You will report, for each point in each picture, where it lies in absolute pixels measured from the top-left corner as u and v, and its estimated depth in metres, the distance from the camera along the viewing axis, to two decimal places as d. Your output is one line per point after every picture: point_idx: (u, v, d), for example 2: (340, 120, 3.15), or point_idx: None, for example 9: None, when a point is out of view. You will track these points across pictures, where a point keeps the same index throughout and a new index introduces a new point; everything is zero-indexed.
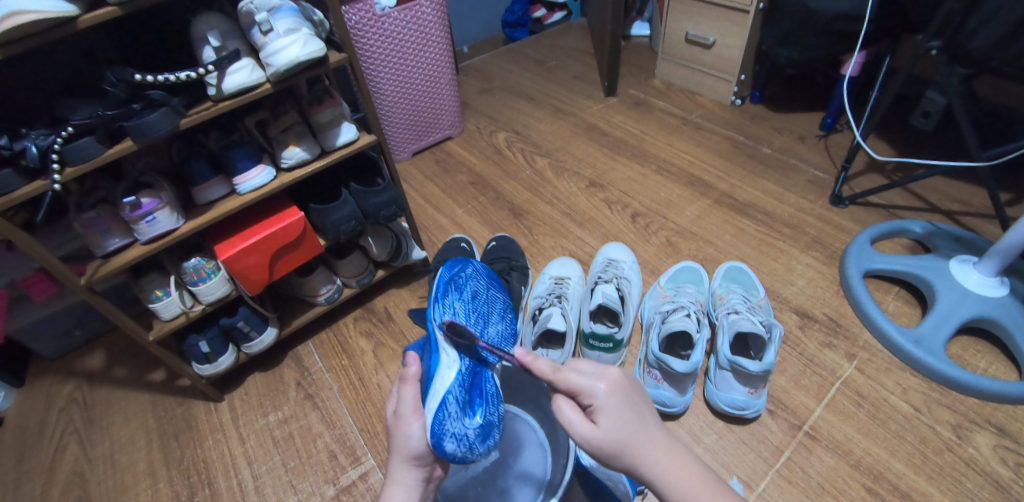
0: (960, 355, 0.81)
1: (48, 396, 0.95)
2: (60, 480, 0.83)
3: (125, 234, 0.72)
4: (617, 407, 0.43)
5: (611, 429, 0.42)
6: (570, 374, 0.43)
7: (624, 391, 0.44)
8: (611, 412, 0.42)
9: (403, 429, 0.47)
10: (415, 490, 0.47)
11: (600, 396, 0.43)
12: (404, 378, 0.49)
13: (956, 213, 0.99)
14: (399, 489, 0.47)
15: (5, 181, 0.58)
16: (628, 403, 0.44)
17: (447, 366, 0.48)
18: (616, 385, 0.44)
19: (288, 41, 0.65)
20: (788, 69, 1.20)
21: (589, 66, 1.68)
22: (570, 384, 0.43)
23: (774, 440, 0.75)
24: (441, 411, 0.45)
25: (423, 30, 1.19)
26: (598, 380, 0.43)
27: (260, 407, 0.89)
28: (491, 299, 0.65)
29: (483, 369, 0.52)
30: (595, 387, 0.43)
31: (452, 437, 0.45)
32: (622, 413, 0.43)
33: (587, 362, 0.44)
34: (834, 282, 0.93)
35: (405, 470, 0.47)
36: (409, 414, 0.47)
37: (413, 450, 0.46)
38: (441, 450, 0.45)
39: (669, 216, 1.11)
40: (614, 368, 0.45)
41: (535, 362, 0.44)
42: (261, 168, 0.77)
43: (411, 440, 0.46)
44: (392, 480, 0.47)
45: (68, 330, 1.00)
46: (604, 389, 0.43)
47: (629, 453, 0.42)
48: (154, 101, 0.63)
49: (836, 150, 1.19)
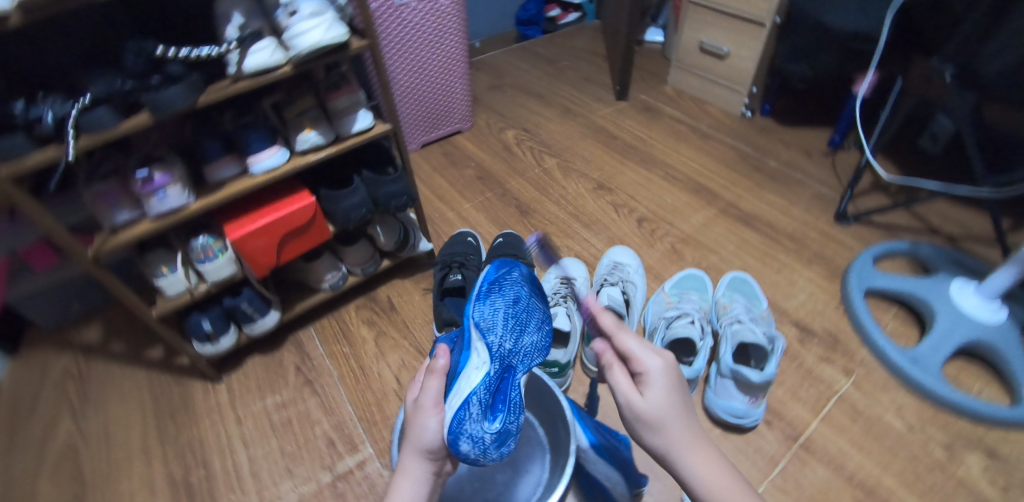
0: (954, 376, 0.82)
1: (42, 368, 0.95)
2: (52, 453, 0.82)
3: (134, 208, 0.71)
4: (666, 386, 0.44)
5: (654, 402, 0.43)
6: (630, 339, 0.45)
7: (675, 376, 0.45)
8: (659, 387, 0.43)
9: (421, 423, 0.47)
10: (424, 485, 0.47)
11: (652, 369, 0.44)
12: (432, 371, 0.50)
13: (957, 236, 1.01)
14: (407, 482, 0.46)
15: (17, 147, 0.57)
16: (678, 388, 0.44)
17: (477, 367, 0.48)
18: (670, 367, 0.45)
19: (312, 25, 0.65)
20: (799, 84, 1.21)
21: (601, 68, 1.68)
22: (627, 347, 0.45)
23: (770, 450, 0.76)
24: (462, 411, 0.45)
25: (440, 22, 1.18)
26: (653, 354, 0.45)
27: (258, 390, 0.88)
28: (532, 308, 0.58)
29: (511, 375, 0.51)
30: (650, 358, 0.44)
31: (468, 438, 0.45)
32: (668, 394, 0.43)
33: (648, 337, 0.46)
34: (834, 298, 0.95)
35: (416, 463, 0.47)
36: (430, 408, 0.47)
37: (428, 445, 0.47)
38: (455, 449, 0.45)
39: (675, 223, 1.12)
40: (670, 354, 0.46)
41: (601, 315, 0.47)
42: (275, 150, 0.76)
43: (427, 434, 0.47)
44: (403, 472, 0.47)
45: (65, 303, 0.99)
46: (659, 363, 0.44)
47: (665, 432, 0.42)
48: (173, 75, 0.62)
49: (842, 168, 1.21)
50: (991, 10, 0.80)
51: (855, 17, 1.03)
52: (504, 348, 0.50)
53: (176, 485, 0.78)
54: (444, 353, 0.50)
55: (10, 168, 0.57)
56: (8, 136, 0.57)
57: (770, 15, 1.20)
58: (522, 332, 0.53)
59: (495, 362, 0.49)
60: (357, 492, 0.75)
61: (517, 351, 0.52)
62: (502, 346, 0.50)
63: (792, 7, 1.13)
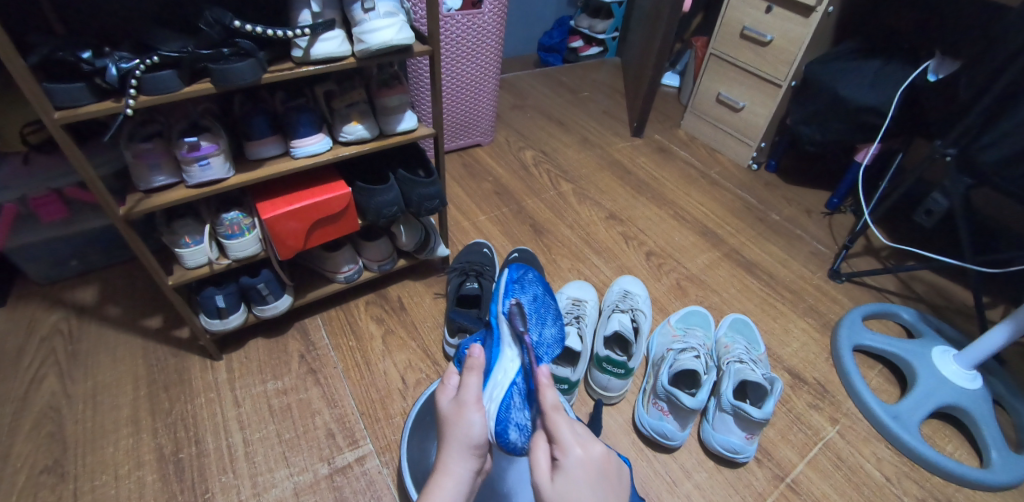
0: (930, 435, 0.88)
1: (30, 323, 0.91)
2: (33, 412, 0.79)
3: (172, 174, 0.70)
4: (581, 477, 0.43)
5: (560, 490, 0.42)
6: (557, 420, 0.45)
7: (598, 471, 0.43)
8: (569, 476, 0.42)
9: (467, 418, 0.47)
10: (464, 484, 0.46)
11: (570, 457, 0.43)
12: (471, 367, 0.50)
13: (937, 307, 1.09)
14: (450, 480, 0.45)
15: (77, 95, 0.56)
16: (595, 486, 0.42)
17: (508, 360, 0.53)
18: (594, 460, 0.44)
19: (386, 23, 0.67)
20: (807, 146, 1.29)
21: (619, 104, 1.76)
22: (554, 428, 0.45)
23: (758, 487, 0.80)
24: (508, 399, 0.50)
25: (481, 38, 1.23)
26: (577, 443, 0.44)
27: (259, 373, 0.87)
28: (547, 303, 0.65)
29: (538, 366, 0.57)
30: (572, 446, 0.44)
31: (516, 427, 0.49)
32: (581, 486, 0.42)
33: (580, 425, 0.46)
34: (825, 350, 1.00)
35: (461, 460, 0.46)
36: (474, 405, 0.48)
37: (475, 439, 0.47)
38: (505, 438, 0.49)
39: (681, 261, 1.17)
40: (602, 446, 0.45)
41: (546, 390, 0.48)
42: (320, 137, 0.77)
43: (473, 429, 0.47)
44: (445, 470, 0.46)
45: (64, 258, 0.97)
46: (578, 454, 0.44)
47: None
48: (243, 50, 0.63)
49: (837, 229, 1.29)
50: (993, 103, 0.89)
51: (866, 91, 1.12)
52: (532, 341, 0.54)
53: (164, 460, 0.75)
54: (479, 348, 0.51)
55: (67, 114, 0.57)
56: (68, 82, 0.56)
57: (787, 78, 1.29)
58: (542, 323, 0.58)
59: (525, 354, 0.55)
60: (354, 487, 0.74)
61: (542, 343, 0.56)
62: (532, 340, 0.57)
63: (808, 74, 1.22)
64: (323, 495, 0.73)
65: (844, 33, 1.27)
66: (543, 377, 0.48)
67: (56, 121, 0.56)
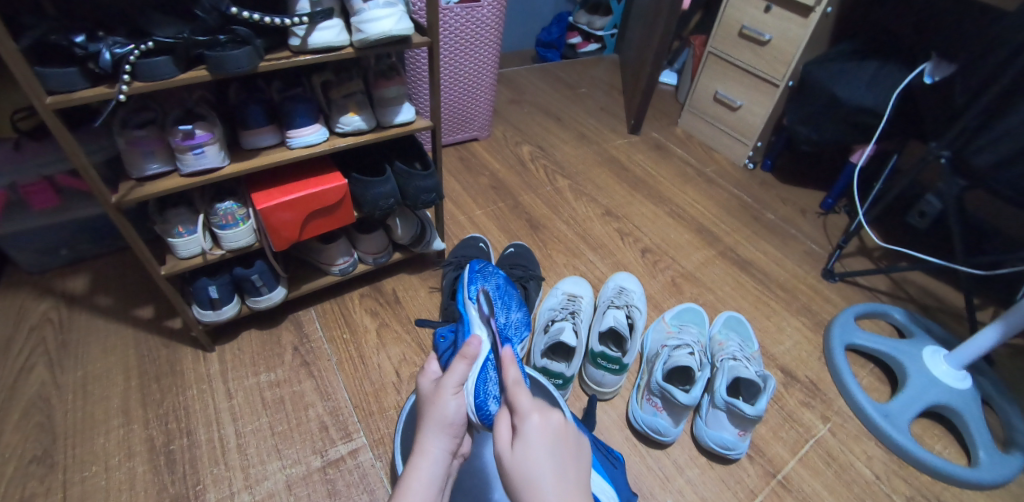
0: (919, 434, 0.89)
1: (20, 312, 0.90)
2: (22, 402, 0.78)
3: (166, 162, 0.69)
4: (539, 444, 0.43)
5: (521, 458, 0.42)
6: (515, 390, 0.46)
7: (556, 437, 0.44)
8: (527, 443, 0.43)
9: (443, 401, 0.49)
10: (441, 464, 0.48)
11: (528, 425, 0.44)
12: (460, 355, 0.51)
13: (929, 307, 1.10)
14: (426, 461, 0.47)
15: (70, 79, 0.55)
16: (553, 452, 0.43)
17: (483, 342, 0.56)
18: (552, 427, 0.45)
19: (385, 14, 0.67)
20: (804, 146, 1.30)
21: (616, 101, 1.76)
22: (513, 398, 0.46)
23: (750, 483, 0.80)
24: (483, 376, 0.51)
25: (480, 31, 1.22)
26: (534, 410, 0.45)
27: (252, 364, 0.86)
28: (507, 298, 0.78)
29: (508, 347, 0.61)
30: (529, 414, 0.45)
31: (496, 401, 0.50)
32: (539, 452, 0.43)
33: (538, 394, 0.47)
34: (817, 349, 1.01)
35: (437, 441, 0.48)
36: (453, 389, 0.49)
37: (448, 421, 0.49)
38: (485, 414, 0.50)
39: (677, 258, 1.17)
40: (560, 413, 0.46)
41: (509, 368, 0.49)
42: (317, 128, 0.76)
43: (448, 410, 0.49)
44: (421, 452, 0.48)
45: (54, 247, 0.95)
46: (536, 421, 0.44)
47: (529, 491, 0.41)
48: (239, 37, 0.62)
49: (832, 229, 1.29)
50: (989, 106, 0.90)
51: (863, 93, 1.12)
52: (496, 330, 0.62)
53: (155, 451, 0.74)
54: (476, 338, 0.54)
55: (59, 98, 0.56)
56: (62, 66, 0.56)
57: (785, 78, 1.29)
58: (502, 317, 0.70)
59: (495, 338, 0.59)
60: (347, 480, 0.74)
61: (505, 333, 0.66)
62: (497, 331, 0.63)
63: (806, 74, 1.22)
64: (316, 488, 0.73)
65: (841, 34, 1.27)
66: (507, 357, 0.50)
67: (49, 106, 0.55)
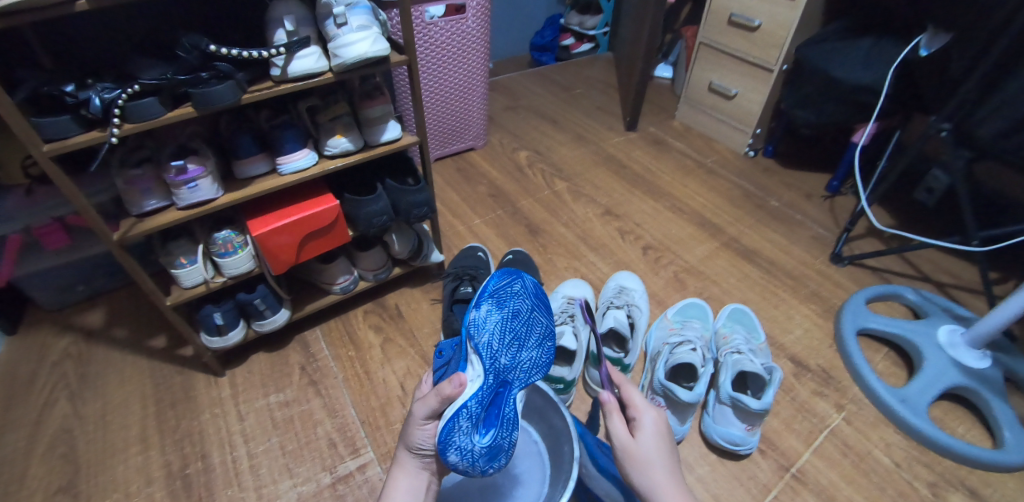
0: (940, 418, 0.86)
1: (42, 349, 0.94)
2: (46, 435, 0.81)
3: (163, 197, 0.72)
4: (656, 433, 0.53)
5: (644, 444, 0.52)
6: (631, 390, 0.55)
7: (665, 428, 0.54)
8: (648, 432, 0.52)
9: (413, 430, 0.52)
10: (417, 477, 0.54)
11: (645, 419, 0.53)
12: (438, 391, 0.51)
13: (946, 285, 1.07)
14: (402, 473, 0.54)
15: (64, 127, 0.58)
16: (665, 440, 0.53)
17: (470, 378, 0.51)
18: (661, 418, 0.54)
19: (360, 36, 0.68)
20: (803, 129, 1.27)
21: (613, 99, 1.75)
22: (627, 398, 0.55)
23: (763, 478, 0.78)
24: (452, 422, 0.48)
25: (467, 43, 1.24)
26: (649, 407, 0.54)
27: (262, 386, 0.89)
28: (535, 322, 0.59)
29: (508, 391, 0.53)
30: (645, 408, 0.54)
31: (456, 450, 0.48)
32: (657, 442, 0.52)
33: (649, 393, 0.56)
34: (828, 335, 0.99)
35: (410, 457, 0.54)
36: (420, 421, 0.51)
37: (414, 445, 0.53)
38: (445, 458, 0.49)
39: (680, 253, 1.16)
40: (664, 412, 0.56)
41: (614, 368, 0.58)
42: (305, 152, 0.78)
43: (416, 436, 0.52)
44: (399, 466, 0.54)
45: (72, 284, 1.00)
46: (652, 416, 0.54)
47: (650, 470, 0.50)
48: (221, 73, 0.64)
49: (839, 212, 1.26)
50: (986, 74, 0.87)
51: (859, 70, 1.10)
52: (498, 363, 0.52)
53: (172, 476, 0.77)
54: (457, 379, 0.50)
55: (55, 146, 0.58)
56: (55, 115, 0.58)
57: (777, 61, 1.27)
58: (522, 346, 0.55)
59: (487, 376, 0.51)
60: (357, 495, 0.75)
61: (513, 368, 0.54)
62: (496, 361, 0.52)
63: (800, 57, 1.20)
64: None
65: (833, 13, 1.25)
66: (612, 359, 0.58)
67: (45, 153, 0.58)
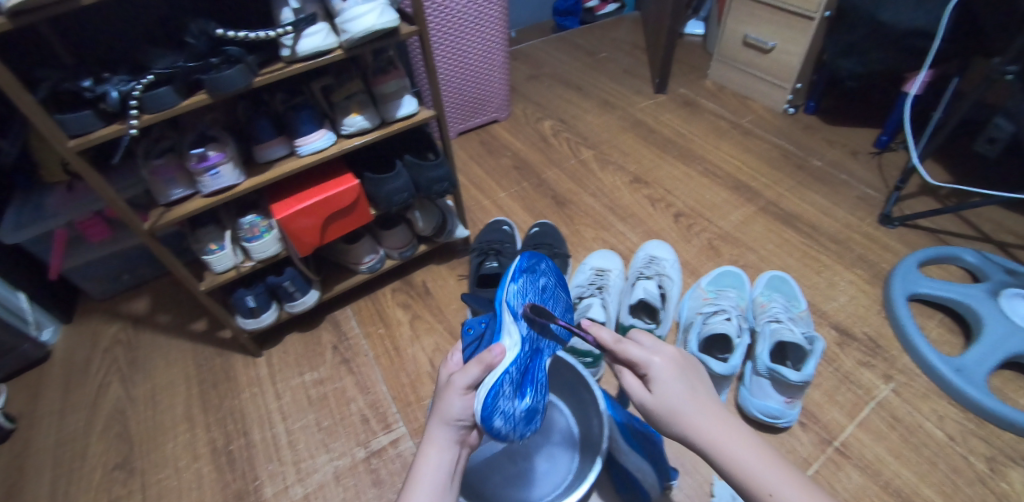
0: (1000, 388, 0.81)
1: (94, 335, 1.00)
2: (103, 415, 0.87)
3: (188, 186, 0.73)
4: (673, 378, 0.46)
5: (665, 398, 0.45)
6: (626, 346, 0.47)
7: (679, 368, 0.47)
8: (665, 383, 0.45)
9: (449, 400, 0.47)
10: (449, 451, 0.48)
11: (654, 368, 0.46)
12: (477, 358, 0.47)
13: (1009, 245, 0.98)
14: (433, 449, 0.48)
15: (86, 122, 0.59)
16: (687, 380, 0.46)
17: (509, 347, 0.47)
18: (670, 360, 0.47)
19: (365, 9, 0.66)
20: (848, 81, 1.18)
21: (640, 60, 1.67)
22: (625, 355, 0.48)
23: (803, 452, 0.76)
24: (497, 387, 0.45)
25: (482, 10, 1.17)
26: (653, 354, 0.47)
27: (296, 365, 0.91)
28: (559, 298, 0.60)
29: (537, 358, 0.52)
30: (650, 359, 0.47)
31: (502, 415, 0.45)
32: (676, 385, 0.45)
33: (644, 339, 0.48)
34: (876, 303, 0.92)
35: (441, 431, 0.48)
36: (460, 391, 0.46)
37: (452, 417, 0.47)
38: (489, 425, 0.45)
39: (713, 219, 1.11)
40: (670, 345, 0.49)
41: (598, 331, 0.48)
42: (322, 132, 0.77)
43: (451, 408, 0.47)
44: (428, 441, 0.48)
45: (117, 273, 1.05)
46: (660, 363, 0.46)
47: (683, 422, 0.44)
48: (231, 57, 0.63)
49: (888, 170, 1.18)
50: None
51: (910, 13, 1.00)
52: (532, 332, 0.51)
53: (217, 452, 0.81)
54: (497, 347, 0.47)
55: (80, 141, 0.59)
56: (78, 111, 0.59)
57: (819, 9, 1.16)
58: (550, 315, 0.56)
59: (524, 344, 0.48)
60: (390, 469, 0.77)
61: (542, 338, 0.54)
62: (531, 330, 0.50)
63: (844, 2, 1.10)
64: (362, 478, 0.76)
65: None
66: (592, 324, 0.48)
67: (71, 149, 0.59)
